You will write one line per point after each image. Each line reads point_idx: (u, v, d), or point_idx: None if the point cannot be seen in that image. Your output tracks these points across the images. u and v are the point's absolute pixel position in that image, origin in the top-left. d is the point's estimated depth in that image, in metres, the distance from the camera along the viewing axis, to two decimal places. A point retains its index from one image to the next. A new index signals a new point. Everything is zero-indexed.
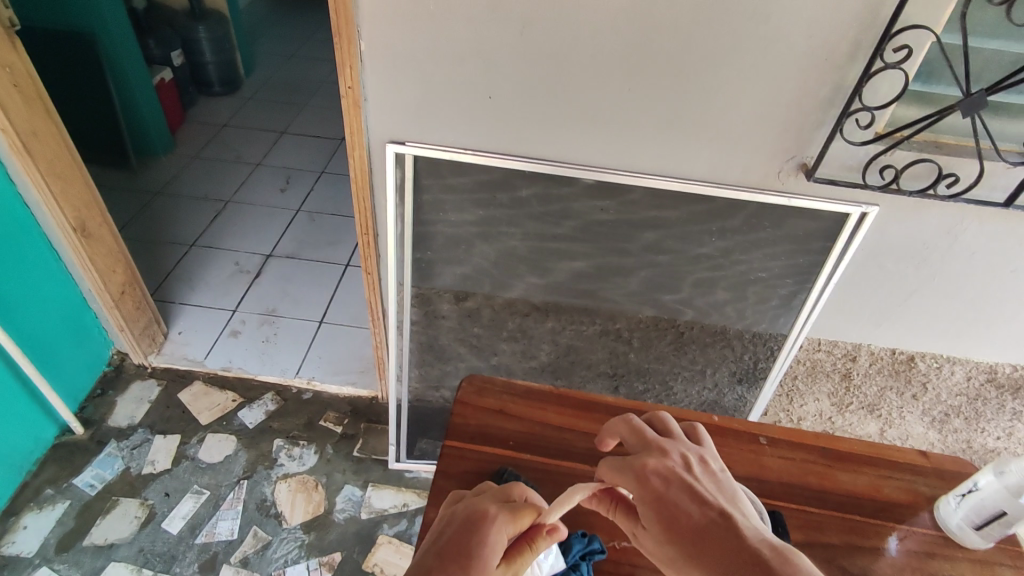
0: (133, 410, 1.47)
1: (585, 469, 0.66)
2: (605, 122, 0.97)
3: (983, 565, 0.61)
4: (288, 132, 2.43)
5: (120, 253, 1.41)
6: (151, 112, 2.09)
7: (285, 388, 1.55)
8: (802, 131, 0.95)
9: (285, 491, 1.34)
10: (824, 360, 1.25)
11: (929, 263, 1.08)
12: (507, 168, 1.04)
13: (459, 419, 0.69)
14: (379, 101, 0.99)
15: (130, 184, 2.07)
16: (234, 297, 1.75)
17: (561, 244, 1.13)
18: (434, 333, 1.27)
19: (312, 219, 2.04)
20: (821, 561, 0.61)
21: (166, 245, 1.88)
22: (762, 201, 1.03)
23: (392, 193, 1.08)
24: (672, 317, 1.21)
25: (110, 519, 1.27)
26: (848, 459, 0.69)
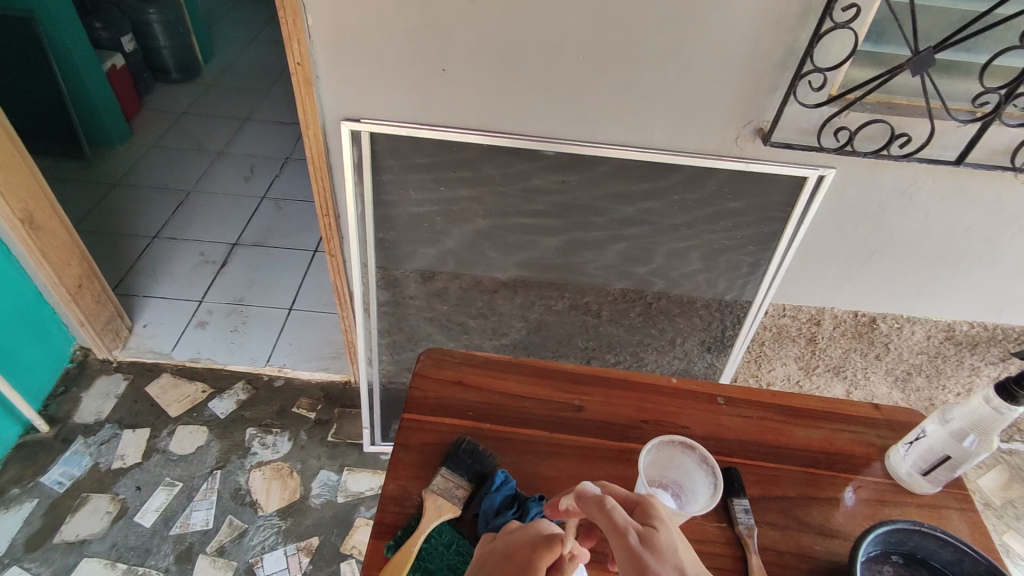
0: (100, 406, 1.44)
1: (545, 436, 0.64)
2: (562, 92, 0.96)
3: (933, 510, 0.63)
4: (250, 118, 2.37)
5: (74, 245, 1.37)
6: (103, 100, 2.02)
7: (256, 377, 1.53)
8: (757, 96, 0.95)
9: (260, 478, 1.34)
10: (789, 325, 1.27)
11: (887, 224, 1.10)
12: (466, 143, 1.03)
13: (417, 393, 0.67)
14: (330, 78, 0.97)
15: (86, 176, 2.01)
16: (200, 287, 1.72)
17: (524, 218, 1.12)
18: (402, 314, 1.26)
19: (278, 206, 2.00)
20: (778, 512, 0.61)
21: (127, 237, 1.83)
22: (721, 168, 1.03)
23: (350, 172, 1.06)
24: (639, 288, 1.21)
25: (80, 515, 1.25)
26: (803, 415, 0.70)
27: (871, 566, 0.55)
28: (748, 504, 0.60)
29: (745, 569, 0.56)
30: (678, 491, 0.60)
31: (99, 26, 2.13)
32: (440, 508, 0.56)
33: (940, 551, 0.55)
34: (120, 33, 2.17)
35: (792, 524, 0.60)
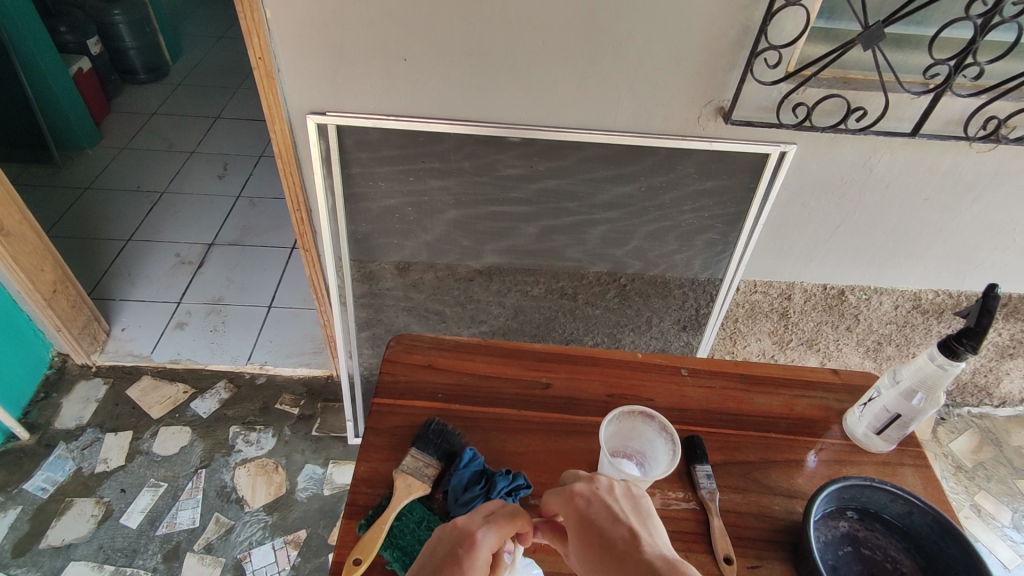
0: (80, 411, 1.43)
1: (513, 414, 0.66)
2: (524, 79, 0.97)
3: (887, 467, 0.65)
4: (222, 117, 2.35)
5: (46, 250, 1.36)
6: (70, 102, 1.99)
7: (237, 375, 1.54)
8: (715, 76, 0.97)
9: (244, 475, 1.34)
10: (761, 301, 1.31)
11: (849, 198, 1.12)
12: (432, 132, 1.03)
13: (387, 377, 0.68)
14: (293, 71, 0.97)
15: (57, 181, 1.99)
16: (178, 289, 1.71)
17: (495, 206, 1.13)
18: (379, 306, 1.27)
19: (253, 204, 1.99)
20: (738, 476, 0.63)
21: (101, 241, 1.82)
22: (686, 148, 1.04)
23: (318, 165, 1.06)
24: (612, 270, 1.23)
25: (65, 520, 1.25)
26: (764, 383, 0.72)
27: (828, 522, 0.59)
28: (710, 470, 0.62)
29: (707, 532, 0.58)
30: (642, 459, 0.63)
31: (64, 30, 2.09)
32: (411, 487, 0.57)
33: (890, 504, 0.58)
34: (85, 36, 2.13)
35: (752, 487, 0.62)
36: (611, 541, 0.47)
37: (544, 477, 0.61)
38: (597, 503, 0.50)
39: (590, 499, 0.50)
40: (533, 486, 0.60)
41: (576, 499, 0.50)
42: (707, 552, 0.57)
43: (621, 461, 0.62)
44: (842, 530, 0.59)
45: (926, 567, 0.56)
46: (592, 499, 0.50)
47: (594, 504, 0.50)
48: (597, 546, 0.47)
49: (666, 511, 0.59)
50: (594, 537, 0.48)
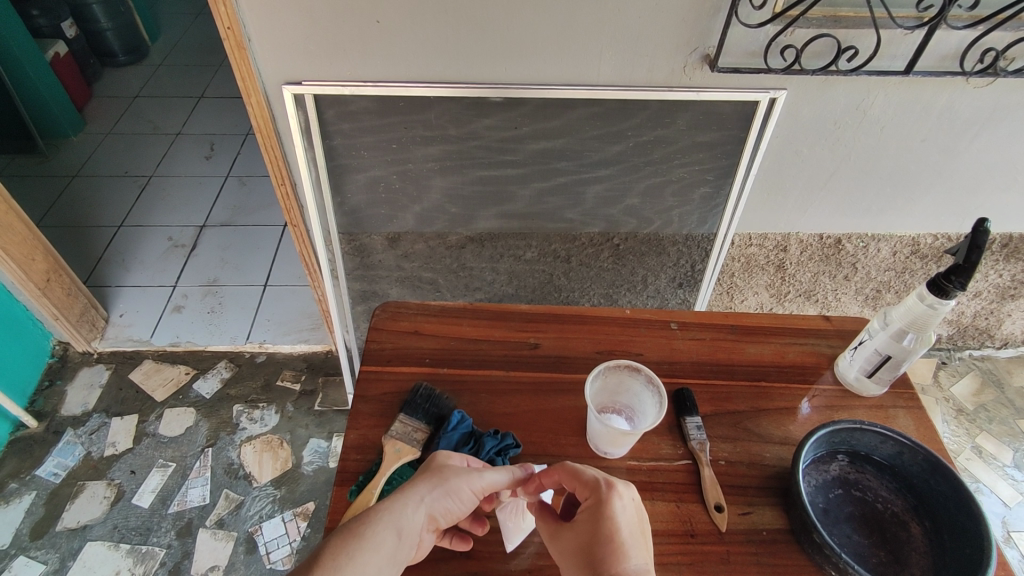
0: (85, 397, 1.45)
1: (501, 375, 0.66)
2: (502, 35, 0.94)
3: (880, 410, 0.65)
4: (206, 97, 2.31)
5: (35, 239, 1.35)
6: (50, 88, 1.96)
7: (237, 354, 1.55)
8: (700, 21, 0.93)
9: (251, 452, 1.36)
10: (757, 254, 1.29)
11: (843, 142, 1.10)
12: (412, 96, 1.01)
13: (374, 344, 0.68)
14: (265, 40, 0.94)
15: (44, 170, 1.97)
16: (173, 272, 1.71)
17: (481, 170, 1.11)
18: (372, 278, 1.27)
19: (242, 183, 1.97)
20: (729, 426, 0.62)
21: (94, 228, 1.81)
22: (672, 99, 1.02)
23: (298, 137, 1.04)
24: (605, 231, 1.21)
25: (79, 502, 1.27)
26: (754, 332, 0.71)
27: (819, 467, 0.59)
28: (700, 421, 0.62)
29: (697, 482, 0.58)
30: (631, 414, 0.63)
31: (36, 14, 2.03)
32: (399, 451, 0.57)
33: (880, 446, 0.58)
34: (60, 20, 2.08)
35: (743, 435, 0.62)
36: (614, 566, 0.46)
37: (534, 436, 0.61)
38: (619, 519, 0.49)
39: (620, 511, 0.49)
40: (523, 445, 0.60)
41: (602, 510, 0.49)
42: (699, 501, 0.57)
43: (608, 417, 0.62)
44: (833, 473, 0.59)
45: (916, 505, 0.56)
46: (615, 512, 0.49)
47: (617, 520, 0.49)
48: (590, 561, 0.47)
49: (658, 464, 0.59)
50: (593, 549, 0.48)
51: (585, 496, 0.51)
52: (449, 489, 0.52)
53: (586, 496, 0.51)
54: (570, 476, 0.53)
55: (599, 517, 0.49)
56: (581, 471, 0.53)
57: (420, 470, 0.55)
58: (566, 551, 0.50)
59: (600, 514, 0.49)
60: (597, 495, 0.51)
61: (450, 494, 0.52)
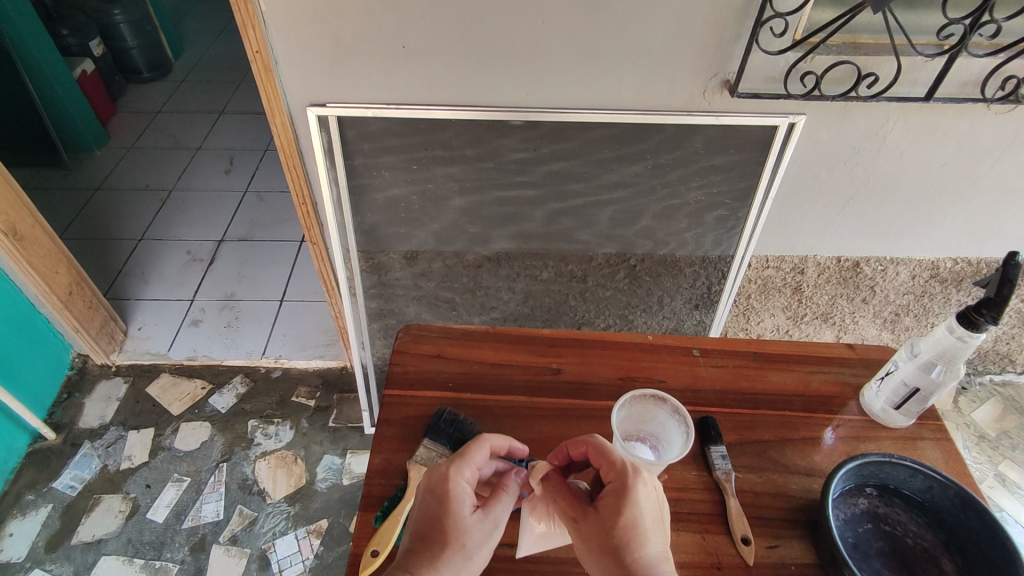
0: (103, 410, 1.46)
1: (523, 400, 0.65)
2: (523, 59, 0.96)
3: (907, 442, 0.64)
4: (226, 113, 2.35)
5: (60, 253, 1.37)
6: (76, 104, 2.00)
7: (253, 369, 1.56)
8: (720, 47, 0.94)
9: (265, 467, 1.37)
10: (774, 276, 1.29)
11: (863, 166, 1.09)
12: (434, 119, 1.02)
13: (397, 368, 0.68)
14: (292, 63, 0.96)
15: (67, 184, 2.00)
16: (190, 286, 1.73)
17: (501, 191, 1.12)
18: (389, 296, 1.27)
19: (260, 199, 1.99)
20: (754, 455, 0.62)
21: (114, 241, 1.83)
22: (692, 123, 1.02)
23: (321, 157, 1.06)
24: (621, 252, 1.22)
25: (94, 516, 1.28)
26: (778, 360, 0.71)
27: (847, 500, 0.58)
28: (725, 450, 0.62)
29: (723, 513, 0.57)
30: (656, 442, 0.62)
31: (66, 33, 2.09)
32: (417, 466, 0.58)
33: (910, 480, 0.57)
34: (87, 38, 2.13)
35: (768, 465, 0.61)
36: (634, 553, 0.49)
37: None
38: (643, 506, 0.52)
39: (643, 501, 0.52)
40: None
41: (628, 496, 0.52)
42: (725, 532, 0.56)
43: (632, 444, 0.61)
44: (861, 507, 0.58)
45: (948, 542, 0.55)
46: (640, 499, 0.52)
47: (640, 508, 0.51)
48: (614, 545, 0.50)
49: (680, 492, 0.59)
50: (617, 532, 0.51)
51: (609, 478, 0.54)
52: (467, 556, 0.51)
53: (611, 478, 0.54)
54: (600, 454, 0.55)
55: (623, 503, 0.52)
56: (608, 452, 0.55)
57: (423, 525, 0.52)
58: (585, 531, 0.52)
59: (626, 498, 0.52)
60: (622, 479, 0.53)
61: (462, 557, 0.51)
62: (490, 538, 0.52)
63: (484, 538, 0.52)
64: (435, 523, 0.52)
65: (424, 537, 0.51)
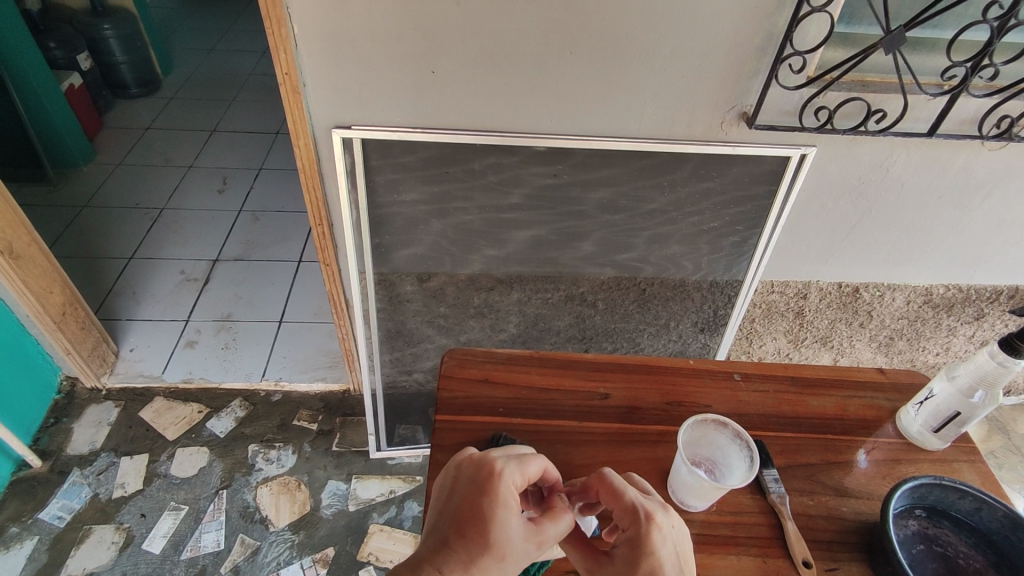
0: (93, 435, 1.40)
1: (575, 425, 0.66)
2: (550, 87, 0.98)
3: (943, 464, 0.66)
4: (219, 131, 2.32)
5: (54, 272, 1.32)
6: (63, 119, 1.95)
7: (252, 393, 1.52)
8: (740, 81, 0.98)
9: (267, 494, 1.33)
10: (778, 301, 1.33)
11: (866, 197, 1.15)
12: (459, 143, 1.03)
13: (445, 393, 0.68)
14: (320, 85, 0.96)
15: (52, 200, 1.94)
16: (185, 306, 1.68)
17: (519, 214, 1.13)
18: (401, 318, 1.26)
19: (256, 218, 1.97)
20: (802, 479, 0.63)
21: (103, 260, 1.78)
22: (709, 152, 1.05)
23: (343, 179, 1.05)
24: (633, 275, 1.24)
25: (85, 548, 1.22)
26: (815, 385, 0.73)
27: (898, 521, 0.60)
28: (776, 474, 0.63)
29: (781, 536, 0.58)
30: (711, 467, 0.63)
31: (54, 46, 2.05)
32: (455, 465, 0.57)
33: (959, 502, 0.59)
34: (75, 51, 2.09)
35: (818, 489, 0.63)
36: None
37: None
38: (660, 552, 0.51)
39: (661, 546, 0.51)
40: None
41: (644, 544, 0.51)
42: (785, 556, 0.57)
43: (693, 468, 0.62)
44: (912, 529, 0.59)
45: (998, 562, 0.57)
46: (657, 548, 0.51)
47: (659, 556, 0.50)
48: None
49: (737, 516, 0.60)
50: None
51: (624, 524, 0.52)
52: (502, 568, 0.50)
53: (624, 520, 0.53)
54: (611, 497, 0.54)
55: (640, 552, 0.51)
56: (620, 490, 0.53)
57: (458, 519, 0.52)
58: None
59: (640, 550, 0.51)
60: (637, 527, 0.52)
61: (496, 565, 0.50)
62: (528, 556, 0.51)
63: (522, 553, 0.51)
64: (474, 520, 0.51)
65: (461, 531, 0.51)
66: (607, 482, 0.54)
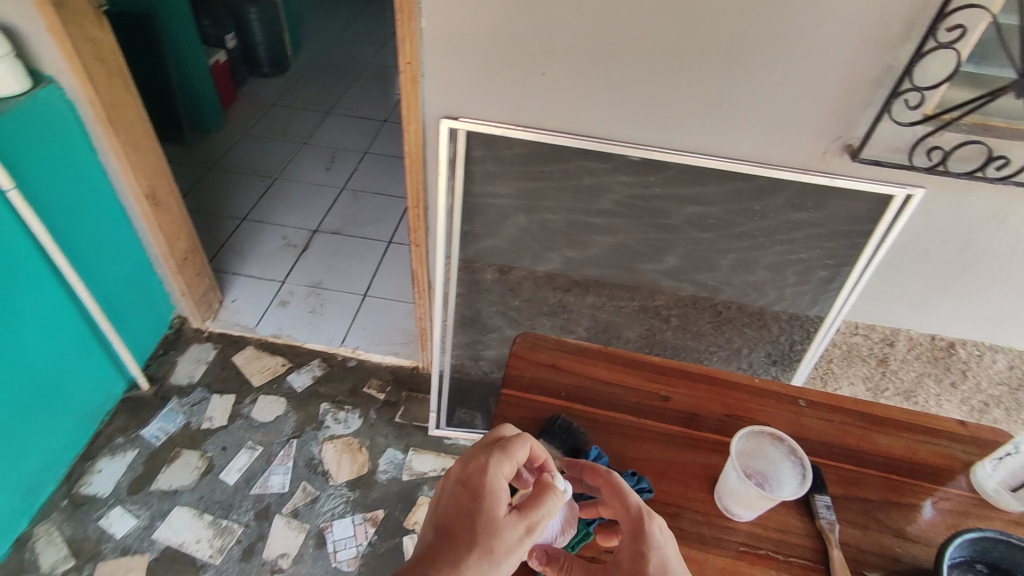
0: (192, 370, 1.56)
1: (633, 421, 0.68)
2: (653, 101, 1.00)
3: (1016, 526, 0.63)
4: (334, 113, 2.50)
5: (182, 221, 1.49)
6: (206, 89, 2.18)
7: (331, 356, 1.63)
8: (849, 112, 0.97)
9: (331, 451, 1.42)
10: (861, 343, 1.25)
11: (973, 247, 1.09)
12: (557, 145, 1.07)
13: (514, 370, 0.72)
14: (438, 78, 1.04)
15: (186, 159, 2.18)
16: (283, 268, 1.84)
17: (604, 220, 1.16)
18: (477, 305, 1.32)
19: (356, 196, 2.11)
20: (859, 512, 0.62)
21: (221, 217, 1.97)
22: (806, 182, 1.04)
23: (444, 167, 1.12)
24: (710, 296, 1.24)
25: (173, 467, 1.36)
26: (886, 424, 0.71)
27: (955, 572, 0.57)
28: (829, 501, 0.62)
29: (826, 561, 0.58)
30: (761, 481, 0.63)
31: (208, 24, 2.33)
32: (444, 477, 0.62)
33: None
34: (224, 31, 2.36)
35: (873, 524, 0.62)
36: None
37: (666, 482, 0.63)
38: (662, 548, 0.54)
39: (662, 542, 0.54)
40: (654, 492, 0.63)
41: (647, 540, 0.55)
42: None
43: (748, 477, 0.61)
44: None
45: None
46: (659, 543, 0.54)
47: (662, 551, 0.54)
48: None
49: (780, 533, 0.60)
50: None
51: (624, 523, 0.56)
52: (491, 560, 0.53)
53: (624, 521, 0.56)
54: (612, 495, 0.57)
55: (642, 546, 0.54)
56: (624, 493, 0.57)
57: (446, 521, 0.56)
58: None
59: (643, 543, 0.54)
60: (637, 524, 0.55)
61: (484, 554, 0.53)
62: (517, 544, 0.54)
63: (510, 542, 0.54)
64: (461, 520, 0.56)
65: (449, 533, 0.55)
66: (605, 481, 0.58)
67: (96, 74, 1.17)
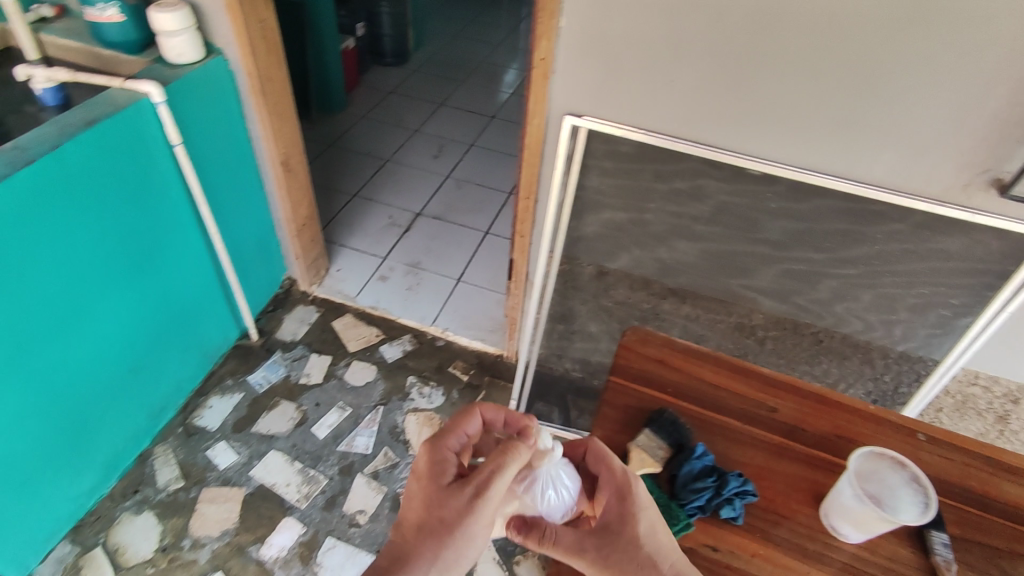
0: (296, 328, 1.68)
1: (737, 426, 0.68)
2: (787, 115, 0.98)
3: None
4: (446, 105, 2.61)
5: (306, 189, 1.60)
6: (335, 73, 2.34)
7: (421, 333, 1.70)
8: (1004, 144, 0.90)
9: (413, 422, 1.49)
10: (978, 396, 1.20)
11: None
12: (677, 151, 1.07)
13: (621, 360, 0.73)
14: (568, 75, 1.06)
15: (309, 135, 2.34)
16: (386, 245, 1.94)
17: (714, 231, 1.15)
18: (571, 302, 1.34)
19: (459, 186, 2.19)
20: (980, 557, 0.60)
21: (334, 192, 2.11)
22: (942, 214, 0.98)
23: (560, 162, 1.14)
24: (813, 322, 1.20)
25: (272, 415, 1.47)
26: (1016, 473, 0.66)
27: None
28: (948, 539, 0.60)
29: None
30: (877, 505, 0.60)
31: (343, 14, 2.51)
32: None
33: None
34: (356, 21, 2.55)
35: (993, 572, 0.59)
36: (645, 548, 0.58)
37: (770, 492, 0.64)
38: (646, 506, 0.60)
39: (644, 501, 0.60)
40: (759, 497, 0.63)
41: (631, 498, 0.60)
42: None
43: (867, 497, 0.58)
44: None
45: None
46: (643, 502, 0.60)
47: (646, 509, 0.60)
48: (625, 544, 0.59)
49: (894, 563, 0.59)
50: (629, 532, 0.59)
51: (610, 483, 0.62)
52: (449, 522, 0.62)
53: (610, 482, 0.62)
54: (599, 459, 0.63)
55: (626, 504, 0.60)
56: (609, 459, 0.63)
57: (409, 502, 0.66)
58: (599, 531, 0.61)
59: (628, 501, 0.60)
60: (623, 485, 0.61)
61: (444, 518, 0.62)
62: (466, 505, 0.62)
63: (461, 505, 0.62)
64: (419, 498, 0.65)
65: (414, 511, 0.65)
66: (594, 447, 0.64)
67: (259, 49, 1.28)
